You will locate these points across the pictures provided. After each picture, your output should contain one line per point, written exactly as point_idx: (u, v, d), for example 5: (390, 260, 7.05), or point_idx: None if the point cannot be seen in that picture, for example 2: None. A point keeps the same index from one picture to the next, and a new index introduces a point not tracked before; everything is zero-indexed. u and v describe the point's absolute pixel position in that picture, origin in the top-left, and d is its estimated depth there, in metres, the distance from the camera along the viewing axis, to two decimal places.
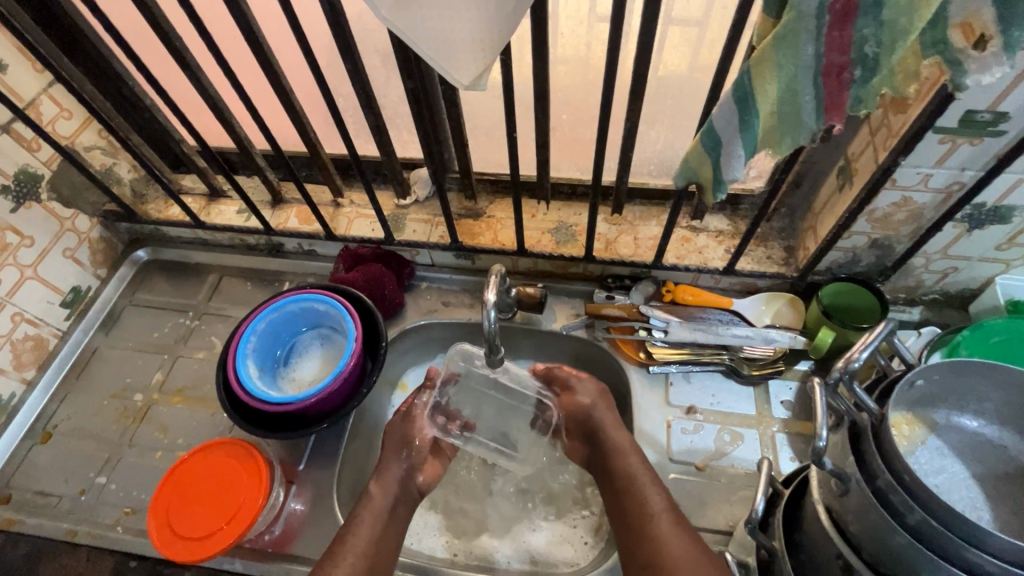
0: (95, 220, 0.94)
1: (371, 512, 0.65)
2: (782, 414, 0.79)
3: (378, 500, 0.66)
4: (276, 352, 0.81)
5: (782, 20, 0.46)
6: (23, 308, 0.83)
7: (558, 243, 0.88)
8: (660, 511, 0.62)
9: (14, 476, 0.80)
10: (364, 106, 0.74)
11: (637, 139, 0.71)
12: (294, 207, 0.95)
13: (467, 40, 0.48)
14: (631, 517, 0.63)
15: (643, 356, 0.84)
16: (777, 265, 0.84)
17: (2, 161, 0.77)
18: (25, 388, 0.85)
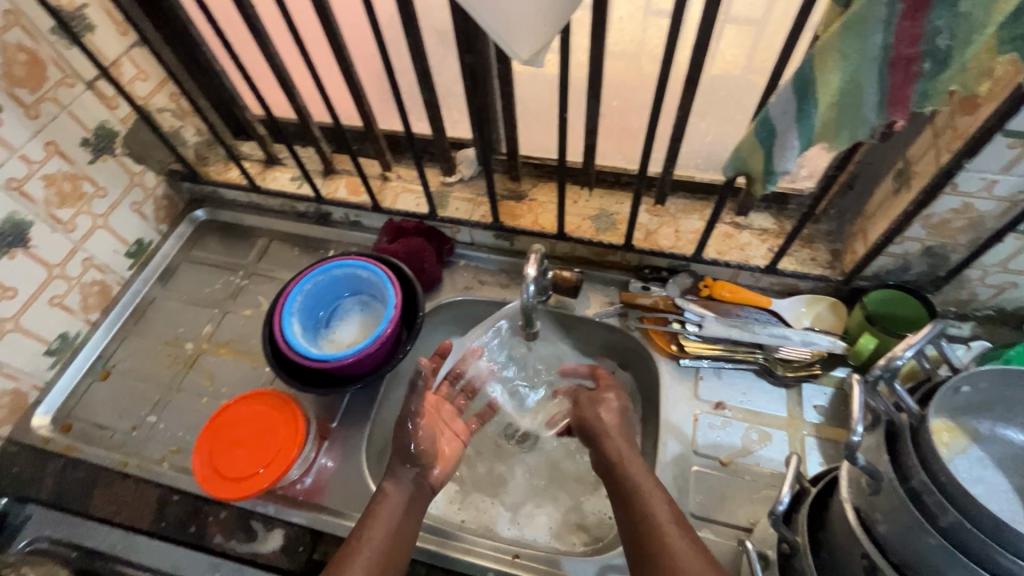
0: (161, 178, 1.00)
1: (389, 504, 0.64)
2: (814, 418, 0.78)
3: (391, 497, 0.65)
4: (319, 313, 0.84)
5: (851, 8, 0.46)
6: (94, 254, 0.89)
7: (598, 230, 0.88)
8: (670, 526, 0.58)
9: (75, 408, 0.86)
10: (420, 82, 0.76)
11: (687, 129, 0.71)
12: (344, 178, 0.99)
13: (530, 16, 0.49)
14: (642, 531, 0.59)
15: (675, 349, 0.83)
16: (821, 267, 0.82)
17: (85, 115, 0.83)
18: (90, 329, 0.91)
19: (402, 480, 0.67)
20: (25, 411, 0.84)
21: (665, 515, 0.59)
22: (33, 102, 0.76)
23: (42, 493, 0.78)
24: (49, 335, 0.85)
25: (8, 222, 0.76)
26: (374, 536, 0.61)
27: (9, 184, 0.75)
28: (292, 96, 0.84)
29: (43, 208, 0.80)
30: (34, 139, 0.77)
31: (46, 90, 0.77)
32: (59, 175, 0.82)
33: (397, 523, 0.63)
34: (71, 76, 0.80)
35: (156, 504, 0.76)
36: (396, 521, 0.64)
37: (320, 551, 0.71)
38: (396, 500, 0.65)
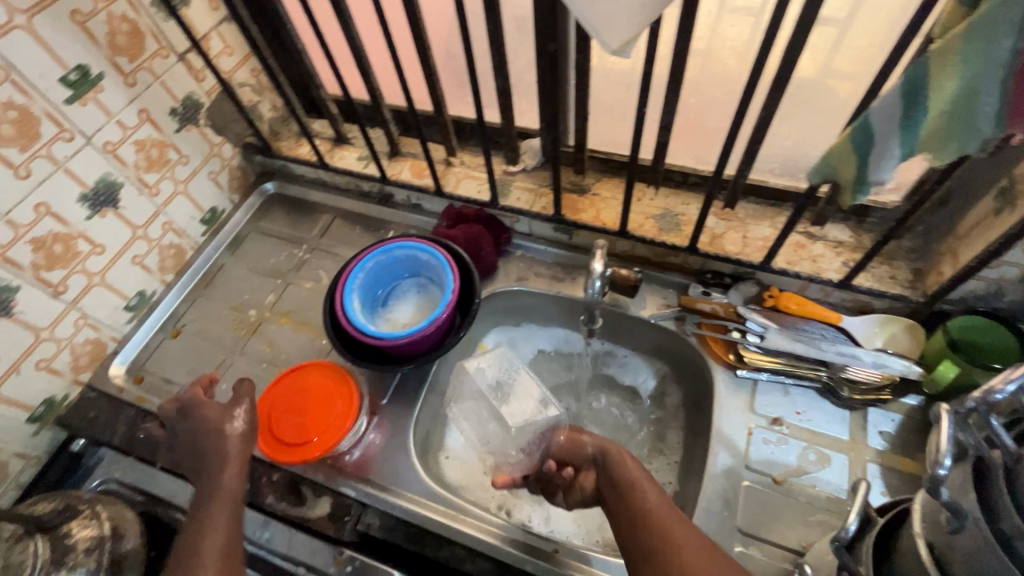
0: (237, 149, 1.04)
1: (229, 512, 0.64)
2: (878, 445, 0.74)
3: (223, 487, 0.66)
4: (378, 292, 0.86)
5: (977, 10, 0.42)
6: (173, 219, 0.94)
7: (661, 230, 0.86)
8: (658, 510, 0.60)
9: (147, 361, 0.92)
10: (496, 68, 0.76)
11: (769, 131, 0.68)
12: (409, 161, 1.00)
13: (626, 8, 0.48)
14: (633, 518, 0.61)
15: (732, 358, 0.81)
16: (900, 286, 0.77)
17: (175, 85, 0.87)
18: (164, 289, 0.96)
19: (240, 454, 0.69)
20: (104, 360, 0.89)
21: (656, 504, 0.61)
22: (131, 70, 0.80)
23: (115, 438, 0.83)
24: (128, 291, 0.90)
25: (101, 182, 0.81)
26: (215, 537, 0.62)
27: (105, 147, 0.80)
28: (367, 76, 0.85)
29: (132, 171, 0.85)
30: (129, 106, 0.82)
31: (143, 59, 0.81)
32: (149, 141, 0.86)
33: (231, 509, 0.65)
34: (165, 47, 0.84)
35: None
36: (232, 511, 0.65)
37: (365, 522, 0.74)
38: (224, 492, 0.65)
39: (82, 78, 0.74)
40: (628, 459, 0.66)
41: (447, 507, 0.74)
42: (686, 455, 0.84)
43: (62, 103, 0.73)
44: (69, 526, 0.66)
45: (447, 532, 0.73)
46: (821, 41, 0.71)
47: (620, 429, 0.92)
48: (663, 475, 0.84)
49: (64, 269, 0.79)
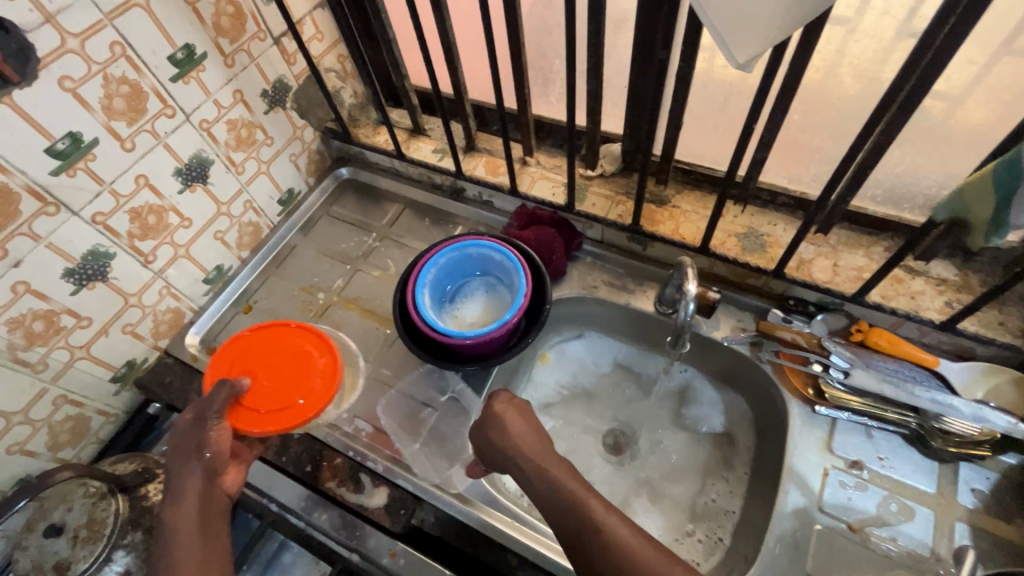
0: (317, 133, 1.06)
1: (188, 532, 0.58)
2: (969, 503, 0.68)
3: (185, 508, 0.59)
4: (446, 288, 0.86)
5: None
6: (253, 198, 0.97)
7: (743, 250, 0.82)
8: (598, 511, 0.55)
9: (220, 334, 0.95)
10: (591, 70, 0.73)
11: (884, 157, 0.63)
12: (484, 157, 0.99)
13: (762, 20, 0.45)
14: (583, 536, 0.54)
15: (812, 393, 0.76)
16: (1010, 335, 0.71)
17: (268, 68, 0.89)
18: (240, 265, 0.99)
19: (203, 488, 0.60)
20: (182, 329, 0.93)
21: (615, 521, 0.54)
22: (231, 52, 0.82)
23: (188, 405, 0.86)
24: (208, 265, 0.93)
25: (195, 159, 0.84)
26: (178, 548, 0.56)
27: (201, 125, 0.82)
28: (455, 70, 0.85)
29: (222, 149, 0.87)
30: (226, 86, 0.84)
31: (242, 41, 0.83)
32: (239, 121, 0.88)
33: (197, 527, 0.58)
34: (263, 30, 0.86)
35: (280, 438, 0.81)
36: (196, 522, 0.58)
37: (419, 517, 0.74)
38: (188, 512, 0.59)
39: (187, 57, 0.77)
40: (539, 450, 0.62)
41: (498, 511, 0.73)
42: (750, 487, 0.80)
43: (168, 80, 0.76)
44: (147, 488, 0.68)
45: (496, 534, 0.72)
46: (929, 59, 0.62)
47: (678, 450, 0.89)
48: (723, 505, 0.81)
49: (155, 239, 0.82)
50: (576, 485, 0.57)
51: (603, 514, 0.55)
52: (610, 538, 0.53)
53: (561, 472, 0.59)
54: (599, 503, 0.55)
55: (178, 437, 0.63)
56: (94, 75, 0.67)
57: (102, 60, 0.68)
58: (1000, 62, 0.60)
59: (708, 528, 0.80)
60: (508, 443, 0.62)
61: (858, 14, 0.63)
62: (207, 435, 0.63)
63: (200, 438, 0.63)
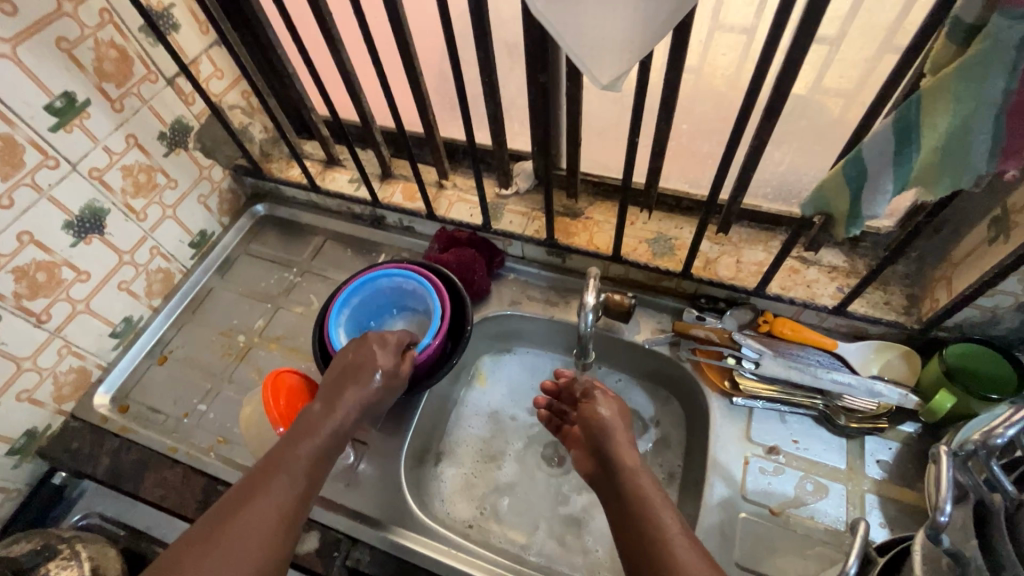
0: (227, 172, 1.03)
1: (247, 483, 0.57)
2: (876, 475, 0.73)
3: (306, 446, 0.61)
4: (366, 322, 0.85)
5: (970, 49, 0.42)
6: (160, 243, 0.93)
7: (654, 254, 0.86)
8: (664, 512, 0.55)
9: (132, 389, 0.90)
10: (488, 93, 0.75)
11: (762, 159, 0.68)
12: (400, 184, 1.00)
13: (616, 43, 0.48)
14: (636, 527, 0.55)
15: (727, 385, 0.80)
16: (895, 312, 0.77)
17: (163, 109, 0.87)
18: (151, 314, 0.95)
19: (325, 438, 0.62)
20: (88, 389, 0.87)
21: (674, 524, 0.54)
22: (119, 96, 0.79)
23: (98, 470, 0.81)
24: (114, 318, 0.88)
25: (88, 209, 0.80)
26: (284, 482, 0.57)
27: (91, 173, 0.79)
28: (357, 100, 0.85)
29: (119, 197, 0.84)
30: (117, 131, 0.81)
31: (131, 85, 0.80)
32: (136, 166, 0.85)
33: (305, 473, 0.59)
34: (154, 72, 0.83)
35: (202, 492, 0.77)
36: (307, 469, 0.59)
37: (354, 557, 0.72)
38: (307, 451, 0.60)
39: (68, 105, 0.74)
40: (625, 439, 0.64)
41: (438, 541, 0.73)
42: (681, 485, 0.82)
43: (47, 130, 0.72)
44: (47, 567, 0.64)
45: (437, 563, 0.71)
46: (815, 59, 0.69)
47: None
48: None
49: (48, 297, 0.78)
50: (649, 489, 0.58)
51: (661, 509, 0.56)
52: (659, 522, 0.54)
53: (640, 468, 0.60)
54: (664, 506, 0.56)
55: (343, 371, 0.69)
56: None
57: None
58: (859, 56, 0.68)
59: None
60: (609, 432, 0.65)
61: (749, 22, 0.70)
62: (356, 393, 0.66)
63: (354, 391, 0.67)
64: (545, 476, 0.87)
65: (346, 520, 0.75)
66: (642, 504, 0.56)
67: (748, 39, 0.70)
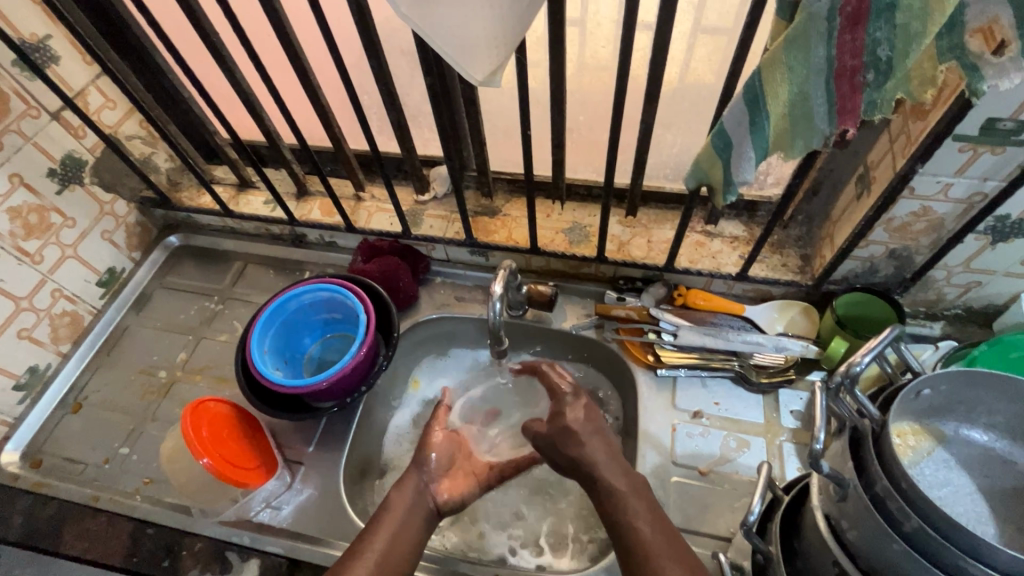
0: (133, 205, 0.99)
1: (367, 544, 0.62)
2: (791, 424, 0.78)
3: (398, 505, 0.66)
4: (285, 351, 0.84)
5: (794, 22, 0.47)
6: (63, 285, 0.88)
7: (571, 243, 0.89)
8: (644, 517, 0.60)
9: (46, 442, 0.85)
10: (387, 102, 0.76)
11: (652, 141, 0.72)
12: (318, 200, 0.99)
13: (483, 39, 0.50)
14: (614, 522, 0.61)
15: (651, 359, 0.83)
16: (792, 272, 0.83)
17: (50, 145, 0.83)
18: (60, 360, 0.89)
19: (407, 493, 0.69)
20: None
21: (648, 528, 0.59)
22: None
23: (10, 532, 0.75)
24: (17, 369, 0.83)
25: None
26: (377, 544, 0.62)
27: None
28: (260, 120, 0.84)
29: (8, 241, 0.79)
30: None
31: (9, 122, 0.77)
32: (25, 207, 0.81)
33: (398, 530, 0.64)
34: (35, 107, 0.79)
35: (129, 537, 0.73)
36: (400, 526, 0.64)
37: None
38: (397, 511, 0.66)
39: None
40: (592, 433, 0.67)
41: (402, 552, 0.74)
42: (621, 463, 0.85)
43: None
44: None
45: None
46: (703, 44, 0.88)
47: None
48: None
49: None
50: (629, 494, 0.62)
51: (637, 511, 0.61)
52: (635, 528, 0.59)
53: (607, 460, 0.65)
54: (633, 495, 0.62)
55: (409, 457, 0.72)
56: None
57: None
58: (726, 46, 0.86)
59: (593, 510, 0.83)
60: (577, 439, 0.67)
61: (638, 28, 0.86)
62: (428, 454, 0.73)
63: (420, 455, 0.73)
64: None
65: (288, 540, 0.73)
66: (617, 502, 0.62)
67: None
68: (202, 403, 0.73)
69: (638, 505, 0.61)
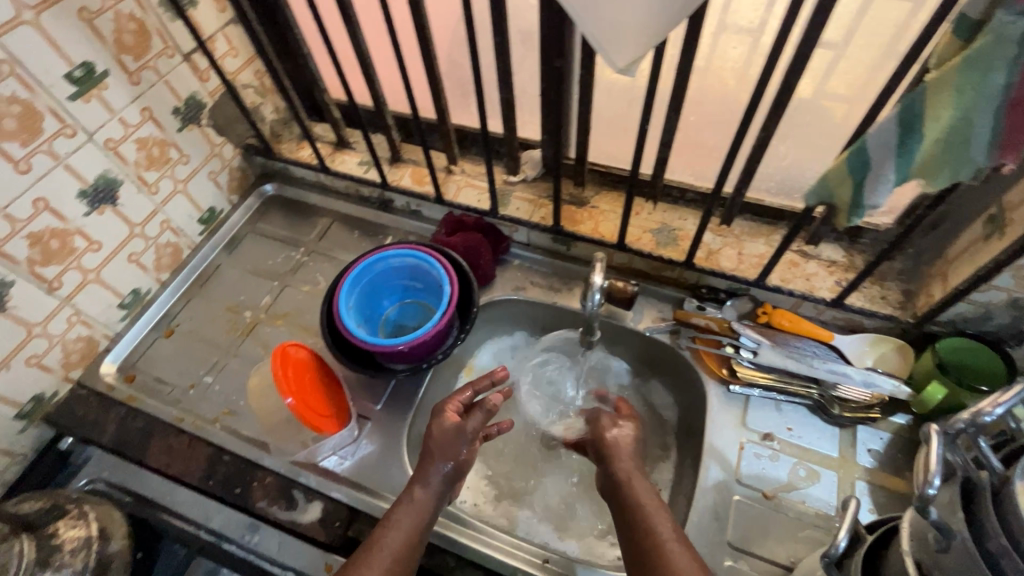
0: (238, 150, 1.04)
1: (418, 506, 0.65)
2: (867, 462, 0.75)
3: (433, 478, 0.67)
4: (366, 312, 0.87)
5: (976, 41, 0.44)
6: (171, 217, 0.94)
7: (658, 244, 0.87)
8: (670, 540, 0.59)
9: (139, 360, 0.91)
10: (501, 78, 0.77)
11: (767, 151, 0.70)
12: (410, 167, 1.01)
13: (635, 23, 0.49)
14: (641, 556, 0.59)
15: (726, 373, 0.81)
16: (891, 307, 0.79)
17: (179, 85, 0.88)
18: (159, 287, 0.96)
19: (431, 487, 0.67)
20: (96, 358, 0.89)
21: (667, 532, 0.60)
22: (136, 69, 0.80)
23: (104, 437, 0.82)
24: (123, 289, 0.90)
25: (101, 179, 0.81)
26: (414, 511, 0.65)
27: (106, 144, 0.80)
28: (371, 83, 0.86)
29: (132, 169, 0.85)
30: (132, 104, 0.82)
31: (148, 58, 0.81)
32: (150, 140, 0.86)
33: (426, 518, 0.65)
34: (171, 47, 0.84)
35: (207, 461, 0.79)
36: (428, 513, 0.65)
37: (355, 528, 0.73)
38: (428, 499, 0.66)
39: (86, 75, 0.74)
40: (637, 478, 0.68)
41: (453, 521, 0.73)
42: (677, 473, 0.84)
43: (66, 100, 0.73)
44: (56, 525, 0.66)
45: (460, 539, 0.72)
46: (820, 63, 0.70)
47: None
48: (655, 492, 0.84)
49: (60, 265, 0.79)
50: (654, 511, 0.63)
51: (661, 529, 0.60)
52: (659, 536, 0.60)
53: (656, 511, 0.62)
54: (674, 541, 0.58)
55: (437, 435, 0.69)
56: None
57: None
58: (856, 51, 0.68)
59: None
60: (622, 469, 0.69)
61: (751, 24, 0.68)
62: (462, 448, 0.69)
63: (454, 450, 0.69)
64: (544, 461, 0.88)
65: (348, 488, 0.76)
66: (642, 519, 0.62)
67: (755, 39, 0.69)
68: (287, 346, 0.77)
69: (682, 558, 0.57)
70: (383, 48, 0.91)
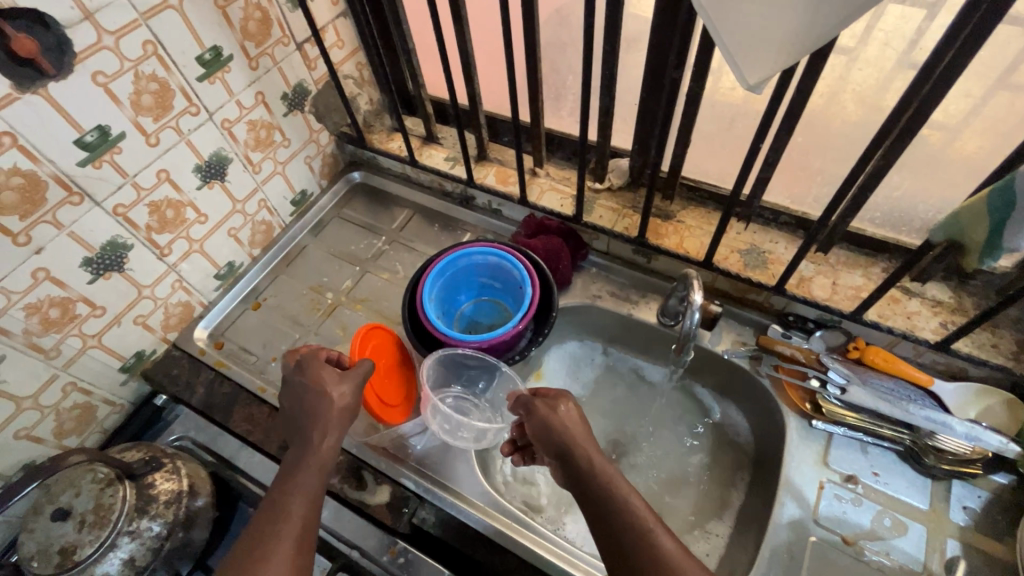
0: (332, 137, 1.08)
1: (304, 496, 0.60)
2: (960, 520, 0.70)
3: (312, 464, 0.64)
4: (445, 305, 0.88)
5: None
6: (268, 197, 0.99)
7: (746, 265, 0.85)
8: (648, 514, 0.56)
9: (228, 329, 0.96)
10: (604, 87, 0.76)
11: (881, 182, 0.66)
12: (495, 167, 1.02)
13: (776, 40, 0.47)
14: (625, 535, 0.55)
15: (809, 408, 0.78)
16: (1003, 357, 0.73)
17: (289, 72, 0.92)
18: (250, 262, 1.01)
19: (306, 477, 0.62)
20: (191, 323, 0.95)
21: (641, 506, 0.56)
22: (256, 55, 0.85)
23: (193, 398, 0.87)
24: (220, 261, 0.95)
25: (214, 156, 0.86)
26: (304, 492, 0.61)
27: (223, 123, 0.85)
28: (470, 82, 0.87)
29: (241, 149, 0.90)
30: (248, 88, 0.86)
31: (267, 45, 0.86)
32: (259, 122, 0.91)
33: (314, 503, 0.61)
34: (287, 35, 0.88)
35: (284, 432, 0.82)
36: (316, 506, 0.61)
37: (420, 516, 0.75)
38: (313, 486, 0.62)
39: (214, 58, 0.79)
40: (595, 455, 0.62)
41: (512, 522, 0.74)
42: (745, 503, 0.81)
43: (195, 80, 0.78)
44: (153, 476, 0.70)
45: (521, 542, 0.72)
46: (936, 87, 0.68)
47: (676, 461, 0.89)
48: (721, 520, 0.81)
49: (172, 234, 0.84)
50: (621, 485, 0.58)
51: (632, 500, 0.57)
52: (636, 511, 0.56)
53: (620, 476, 0.59)
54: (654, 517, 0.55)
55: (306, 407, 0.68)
56: (126, 72, 0.70)
57: (134, 58, 0.70)
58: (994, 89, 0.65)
59: (702, 539, 0.80)
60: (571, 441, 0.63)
61: (860, 44, 0.67)
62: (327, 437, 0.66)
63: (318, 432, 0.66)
64: None
65: (416, 475, 0.77)
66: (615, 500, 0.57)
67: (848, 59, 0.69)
68: (373, 330, 0.83)
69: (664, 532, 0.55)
70: (484, 49, 0.93)
